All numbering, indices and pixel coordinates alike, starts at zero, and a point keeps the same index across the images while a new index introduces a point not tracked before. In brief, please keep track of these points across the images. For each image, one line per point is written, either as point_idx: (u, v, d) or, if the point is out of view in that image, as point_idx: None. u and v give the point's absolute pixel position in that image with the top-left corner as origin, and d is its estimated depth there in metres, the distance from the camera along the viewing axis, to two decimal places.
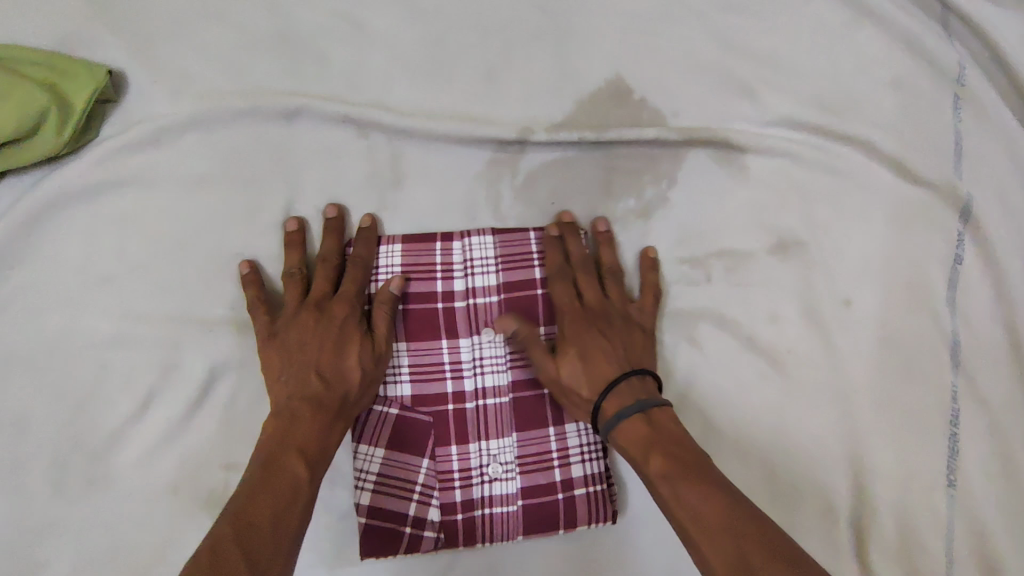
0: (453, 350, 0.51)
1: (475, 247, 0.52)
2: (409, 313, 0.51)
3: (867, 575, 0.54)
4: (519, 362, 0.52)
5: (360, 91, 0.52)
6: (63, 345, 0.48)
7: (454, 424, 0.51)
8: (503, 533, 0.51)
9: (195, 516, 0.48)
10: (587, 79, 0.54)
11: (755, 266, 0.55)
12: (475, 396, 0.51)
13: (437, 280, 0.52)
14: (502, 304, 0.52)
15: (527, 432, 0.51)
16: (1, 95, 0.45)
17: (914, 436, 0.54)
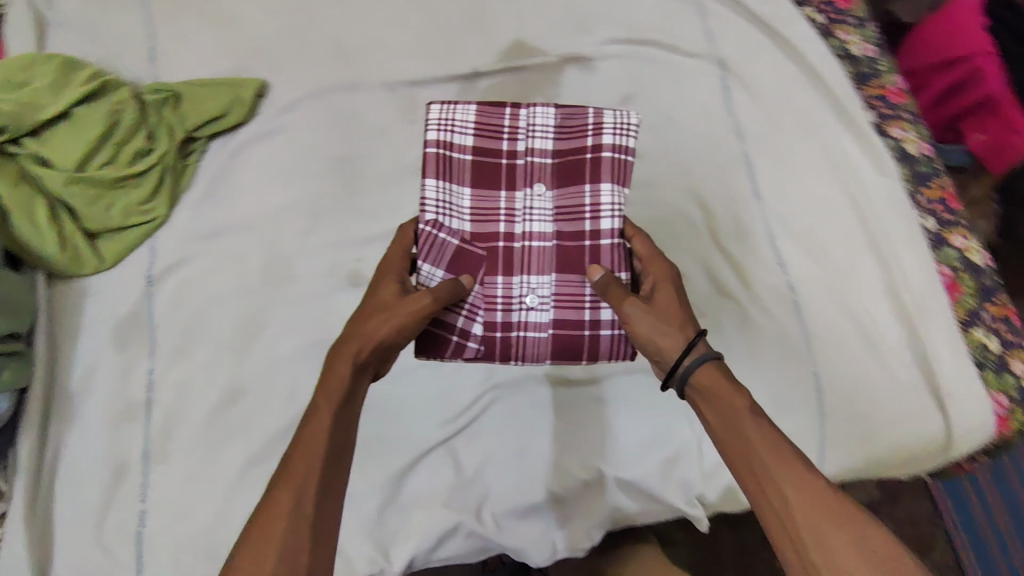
0: (510, 198, 0.74)
1: (539, 116, 0.74)
2: (478, 163, 0.73)
3: (725, 250, 0.93)
4: (561, 218, 0.73)
5: (386, 68, 0.99)
6: (257, 211, 0.89)
7: (501, 259, 0.73)
8: (533, 347, 0.74)
9: (343, 283, 0.87)
10: (502, 41, 1.02)
11: (615, 112, 0.99)
12: (523, 238, 0.73)
13: (505, 141, 0.74)
14: (554, 166, 0.74)
15: (563, 275, 0.73)
16: (216, 95, 0.92)
17: (728, 175, 0.97)
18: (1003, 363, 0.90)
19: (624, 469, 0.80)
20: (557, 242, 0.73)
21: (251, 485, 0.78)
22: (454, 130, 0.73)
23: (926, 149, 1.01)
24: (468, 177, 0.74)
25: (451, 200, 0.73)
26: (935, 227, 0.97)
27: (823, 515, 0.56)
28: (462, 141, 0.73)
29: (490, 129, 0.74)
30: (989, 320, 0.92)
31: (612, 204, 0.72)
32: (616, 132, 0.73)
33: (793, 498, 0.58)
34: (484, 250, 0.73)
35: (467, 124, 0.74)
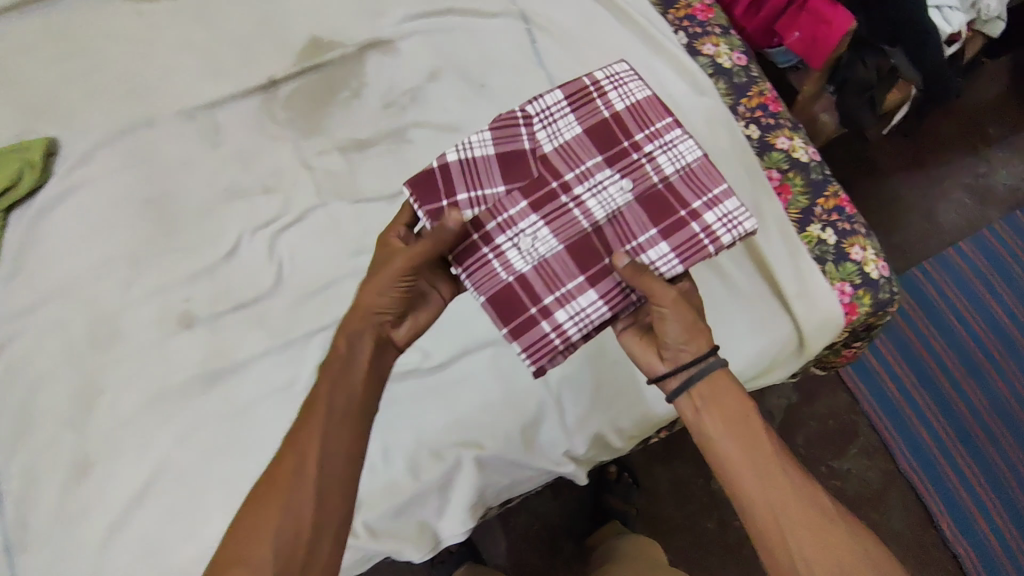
0: (585, 170, 0.70)
1: (680, 147, 0.71)
2: (598, 129, 0.71)
3: None
4: (614, 220, 0.69)
5: (181, 96, 0.95)
6: (71, 275, 0.86)
7: (537, 194, 0.70)
8: (490, 275, 0.69)
9: (175, 327, 0.85)
10: (297, 44, 0.99)
11: (425, 90, 0.97)
12: (572, 196, 0.70)
13: (636, 136, 0.71)
14: (650, 188, 0.70)
15: (566, 255, 0.69)
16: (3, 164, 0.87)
17: None
18: (842, 253, 0.91)
19: (485, 447, 0.79)
20: (593, 232, 0.69)
21: (118, 553, 0.77)
22: (622, 89, 0.73)
23: (740, 58, 1.02)
24: (591, 125, 0.72)
25: (564, 122, 0.72)
26: (759, 134, 0.98)
27: (803, 505, 0.66)
28: (606, 106, 0.73)
29: (625, 121, 0.72)
30: (822, 213, 0.94)
31: (654, 262, 0.68)
32: (725, 222, 0.68)
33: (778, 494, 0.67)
34: (535, 173, 0.71)
35: (621, 102, 0.73)
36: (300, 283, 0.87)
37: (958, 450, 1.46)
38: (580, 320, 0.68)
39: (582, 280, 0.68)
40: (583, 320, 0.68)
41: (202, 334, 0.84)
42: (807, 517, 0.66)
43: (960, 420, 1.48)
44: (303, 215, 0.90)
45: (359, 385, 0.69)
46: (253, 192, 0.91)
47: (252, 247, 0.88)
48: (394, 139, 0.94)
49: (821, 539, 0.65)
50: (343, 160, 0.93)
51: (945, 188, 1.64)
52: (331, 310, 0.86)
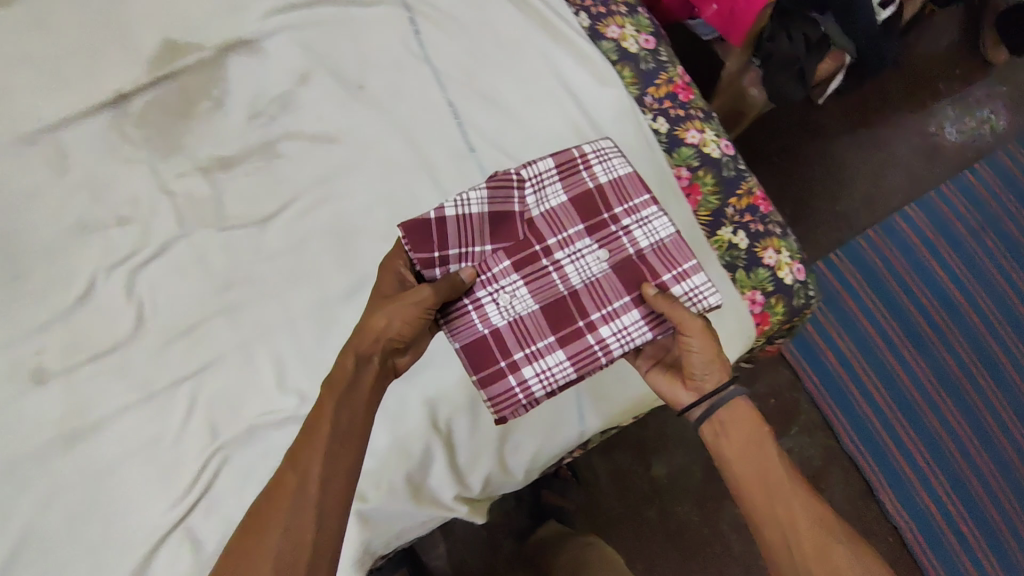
0: (568, 239, 0.75)
1: (655, 222, 0.76)
2: (582, 200, 0.76)
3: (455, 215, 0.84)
4: (589, 284, 0.73)
5: (17, 116, 0.84)
6: None
7: (521, 255, 0.74)
8: (469, 326, 0.72)
9: (26, 383, 0.77)
10: (148, 48, 0.88)
11: (296, 96, 0.87)
12: (553, 260, 0.74)
13: (616, 210, 0.76)
14: (626, 260, 0.74)
15: (542, 315, 0.73)
16: None
17: (435, 135, 0.87)
18: (754, 257, 0.85)
19: (368, 499, 0.74)
20: (568, 296, 0.74)
21: None
22: (607, 163, 0.78)
23: (648, 41, 0.94)
24: (575, 194, 0.77)
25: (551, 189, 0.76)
26: (667, 128, 0.90)
27: (818, 528, 0.69)
28: (592, 178, 0.77)
29: (608, 195, 0.77)
30: (734, 214, 0.87)
31: (622, 328, 0.72)
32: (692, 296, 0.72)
33: (791, 510, 0.70)
34: (521, 236, 0.74)
35: (602, 175, 0.77)
36: (164, 325, 0.80)
37: (902, 425, 1.43)
38: (544, 376, 0.72)
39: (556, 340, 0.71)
40: (546, 376, 0.72)
41: (59, 390, 0.77)
42: (815, 536, 0.68)
43: (905, 393, 1.45)
44: (165, 247, 0.82)
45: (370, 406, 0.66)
46: (107, 224, 0.82)
47: (109, 288, 0.80)
48: (262, 154, 0.85)
49: (822, 555, 0.67)
50: (206, 182, 0.84)
51: (892, 150, 1.57)
52: (199, 354, 0.79)
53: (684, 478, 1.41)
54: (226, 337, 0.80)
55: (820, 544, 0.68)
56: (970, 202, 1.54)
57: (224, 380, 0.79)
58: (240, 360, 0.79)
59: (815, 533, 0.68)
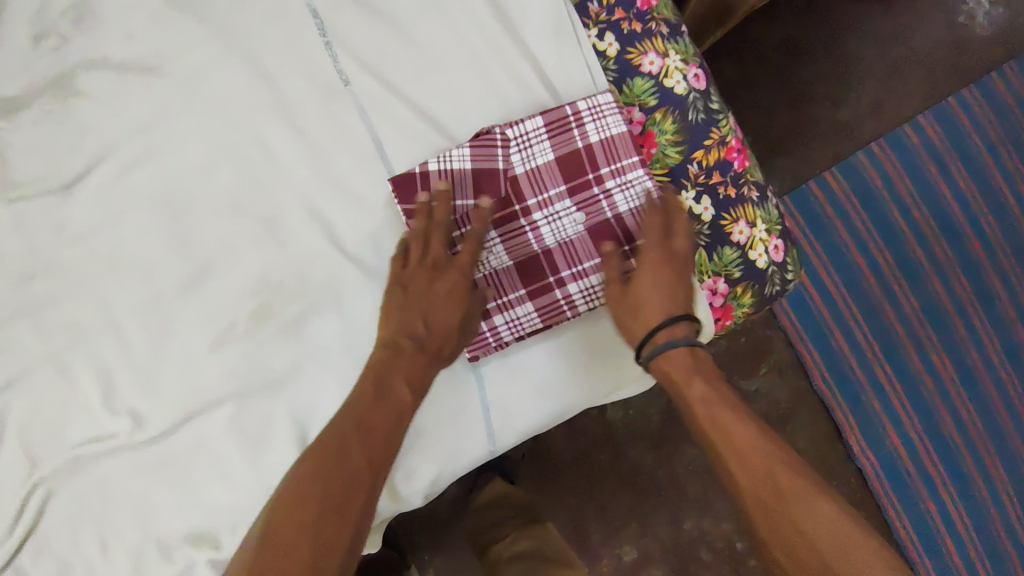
0: (545, 200, 0.62)
1: (637, 183, 0.62)
2: (568, 158, 0.62)
3: (325, 175, 0.63)
4: (564, 248, 0.62)
5: None
6: None
7: (500, 213, 0.61)
8: None
9: None
10: None
11: (96, 5, 0.63)
12: (527, 222, 0.62)
13: (604, 169, 0.62)
14: (602, 225, 0.62)
15: (520, 273, 0.62)
16: None
17: (295, 60, 0.64)
18: (719, 233, 0.65)
19: (222, 547, 0.61)
20: (544, 254, 0.62)
21: None
22: (601, 120, 0.62)
23: None
24: (564, 152, 0.62)
25: (536, 136, 0.61)
26: (616, 50, 0.67)
27: (800, 487, 0.47)
28: (583, 133, 0.61)
29: (596, 152, 0.62)
30: (699, 173, 0.66)
31: (591, 292, 0.62)
32: None
33: (743, 463, 0.50)
34: (503, 193, 0.61)
35: (599, 129, 0.62)
36: None
37: (879, 361, 1.26)
38: (512, 334, 0.63)
39: (526, 293, 0.62)
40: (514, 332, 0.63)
41: None
42: (803, 503, 0.46)
43: (887, 330, 1.27)
44: None
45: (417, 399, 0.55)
46: None
47: None
48: (56, 92, 0.62)
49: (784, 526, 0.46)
50: None
51: (911, 44, 1.30)
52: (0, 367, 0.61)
53: (639, 422, 1.27)
54: (32, 346, 0.62)
55: (815, 513, 0.46)
56: (992, 111, 1.31)
57: (32, 399, 0.61)
58: (52, 373, 0.61)
59: (800, 496, 0.47)
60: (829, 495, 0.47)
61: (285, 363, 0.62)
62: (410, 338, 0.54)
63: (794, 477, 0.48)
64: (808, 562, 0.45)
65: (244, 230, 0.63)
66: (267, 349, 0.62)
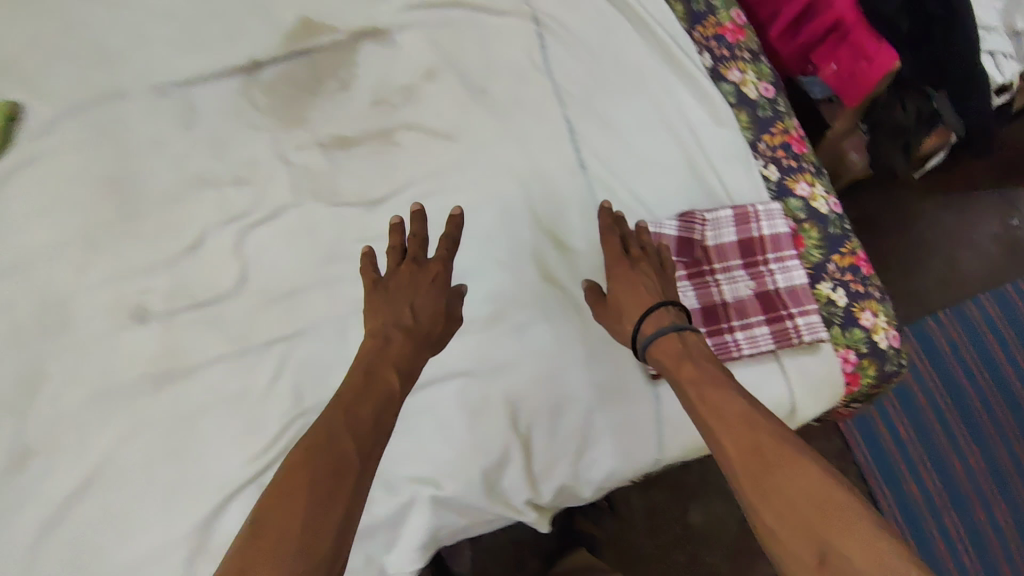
0: (727, 268, 0.83)
1: (794, 269, 0.84)
2: (747, 241, 0.83)
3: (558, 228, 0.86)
4: (738, 305, 0.82)
5: (156, 69, 0.87)
6: (27, 255, 0.81)
7: (692, 270, 0.82)
8: None
9: (127, 322, 0.80)
10: (285, 22, 0.89)
11: (418, 88, 0.89)
12: (712, 282, 0.82)
13: (771, 254, 0.84)
14: (768, 294, 0.83)
15: (703, 315, 0.81)
16: None
17: (549, 147, 0.88)
18: (851, 316, 0.85)
19: (443, 487, 0.76)
20: (723, 306, 0.81)
21: (48, 555, 0.73)
22: (773, 220, 0.85)
23: (767, 89, 0.95)
24: (744, 237, 0.84)
25: (725, 221, 0.84)
26: (777, 177, 0.91)
27: (787, 453, 0.55)
28: (758, 226, 0.84)
29: (766, 241, 0.84)
30: (836, 271, 0.87)
31: (756, 340, 0.81)
32: (810, 329, 0.82)
33: (730, 432, 0.59)
34: (697, 258, 0.82)
35: (768, 226, 0.84)
36: (263, 286, 0.82)
37: (946, 508, 1.34)
38: None
39: (705, 332, 0.80)
40: None
41: (155, 332, 0.80)
42: (784, 465, 0.55)
43: (954, 480, 1.36)
44: (276, 213, 0.84)
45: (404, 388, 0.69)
46: (224, 181, 0.85)
47: (218, 241, 0.83)
48: (380, 140, 0.87)
49: (773, 479, 0.54)
50: (324, 158, 0.86)
51: (972, 240, 1.55)
52: (295, 320, 0.81)
53: (714, 526, 1.35)
54: (323, 310, 0.82)
55: (793, 469, 0.54)
56: None
57: (313, 349, 0.81)
58: (333, 333, 0.81)
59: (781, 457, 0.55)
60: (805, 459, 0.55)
61: (505, 356, 0.81)
62: (400, 323, 0.71)
63: (780, 442, 0.57)
64: (788, 519, 0.52)
65: (492, 256, 0.84)
66: (494, 343, 0.81)
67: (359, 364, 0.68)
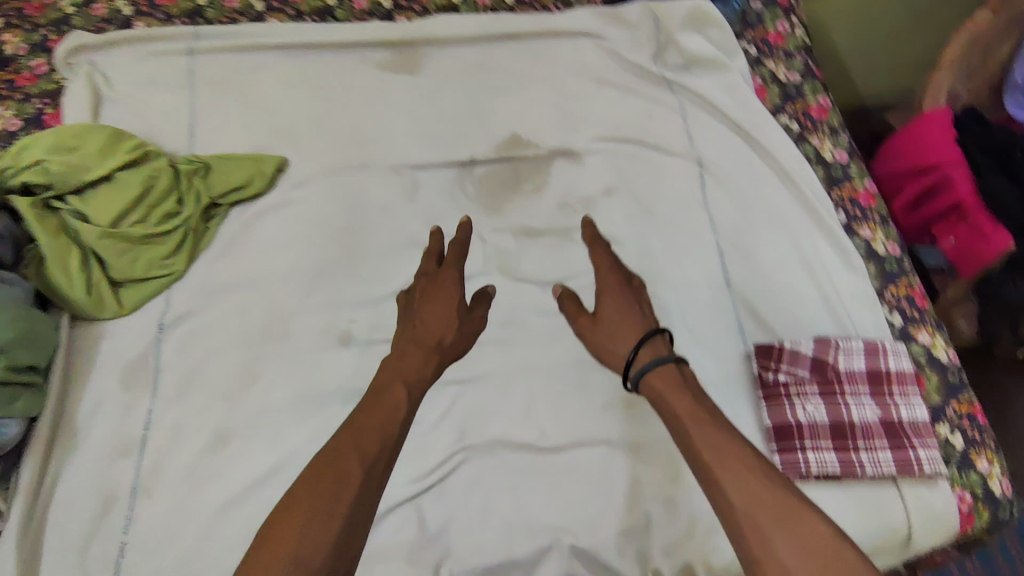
0: (856, 391, 0.92)
1: (916, 405, 0.93)
2: (874, 372, 0.93)
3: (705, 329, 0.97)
4: (865, 426, 0.90)
5: (394, 153, 1.09)
6: (265, 273, 0.99)
7: (825, 389, 0.92)
8: (778, 413, 0.90)
9: (334, 342, 0.95)
10: (500, 136, 1.12)
11: (597, 200, 1.07)
12: (843, 401, 0.91)
13: (895, 387, 0.93)
14: (892, 423, 0.91)
15: (833, 431, 0.89)
16: (247, 167, 1.04)
17: (702, 264, 1.03)
18: (967, 459, 0.93)
19: (580, 538, 0.85)
20: (852, 425, 0.90)
21: (226, 529, 0.84)
22: (898, 358, 0.95)
23: (894, 248, 1.09)
24: (872, 368, 0.94)
25: (856, 350, 0.94)
26: (901, 323, 1.02)
27: (791, 507, 0.63)
28: (885, 361, 0.94)
29: (891, 374, 0.94)
30: (953, 415, 0.96)
31: (880, 462, 0.88)
32: (931, 462, 0.89)
33: (732, 481, 0.66)
34: (830, 377, 0.92)
35: (893, 362, 0.94)
36: None
37: None
38: (819, 468, 0.87)
39: (833, 446, 0.88)
40: (820, 467, 0.87)
41: (353, 356, 0.94)
42: (786, 517, 0.62)
43: None
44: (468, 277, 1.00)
45: (414, 395, 0.77)
46: None
47: None
48: (562, 234, 1.04)
49: (781, 529, 0.62)
50: (513, 242, 1.04)
51: None
52: (467, 369, 0.94)
53: None
54: (494, 363, 0.95)
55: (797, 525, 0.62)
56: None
57: (481, 395, 0.93)
58: (500, 385, 0.93)
59: (785, 512, 0.63)
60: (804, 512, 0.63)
61: (646, 434, 0.92)
62: (411, 334, 0.84)
63: (781, 496, 0.64)
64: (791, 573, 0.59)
65: None
66: (638, 421, 0.92)
67: (374, 382, 0.77)
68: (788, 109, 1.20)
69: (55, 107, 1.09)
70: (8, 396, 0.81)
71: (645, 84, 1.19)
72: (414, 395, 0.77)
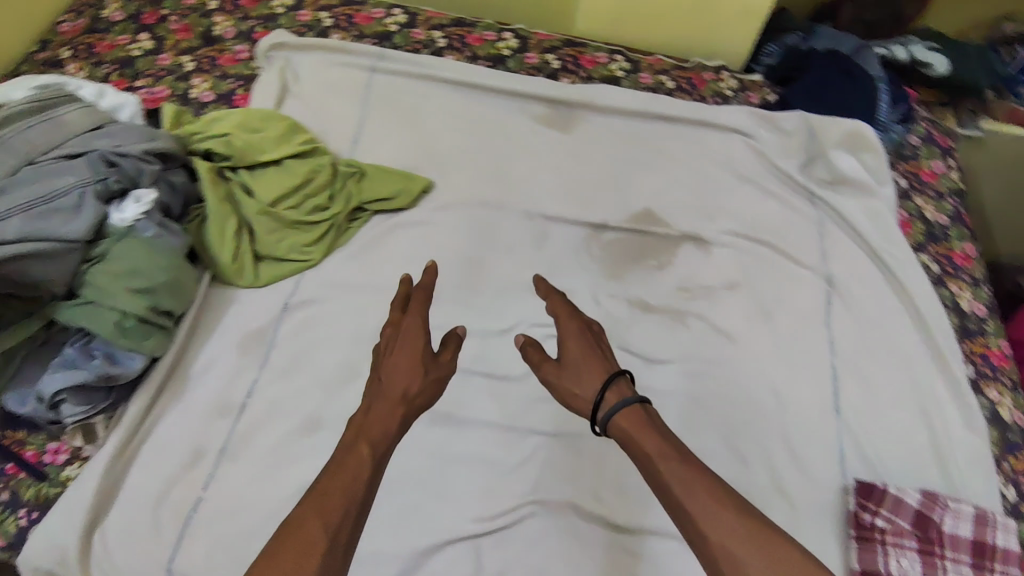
0: (956, 559, 0.85)
1: None
2: (980, 543, 0.86)
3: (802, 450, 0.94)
4: None
5: (532, 202, 1.14)
6: (391, 283, 1.04)
7: (923, 547, 0.86)
8: (867, 559, 0.85)
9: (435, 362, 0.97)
10: (634, 209, 1.15)
11: (718, 292, 1.07)
12: (940, 566, 0.85)
13: (1000, 567, 0.86)
14: None
15: None
16: (399, 182, 1.11)
17: (811, 382, 1.00)
18: None
19: None
20: None
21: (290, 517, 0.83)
22: (1010, 537, 0.87)
23: (1020, 417, 1.02)
24: (978, 539, 0.87)
25: (963, 515, 0.88)
26: (1015, 499, 0.95)
27: (765, 534, 0.60)
28: (994, 535, 0.87)
29: (998, 551, 0.86)
30: None
31: None
32: None
33: (702, 508, 0.62)
34: (930, 536, 0.86)
35: (1003, 539, 0.87)
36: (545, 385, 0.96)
37: None
38: None
39: None
40: None
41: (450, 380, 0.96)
42: (762, 543, 0.59)
43: None
44: (576, 334, 1.01)
45: (381, 454, 0.67)
46: None
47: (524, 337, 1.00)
48: (676, 317, 1.04)
49: (759, 556, 0.59)
50: (626, 311, 1.04)
51: None
52: (556, 424, 0.93)
53: None
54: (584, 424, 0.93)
55: (774, 551, 0.59)
56: None
57: (565, 453, 0.91)
58: (586, 448, 0.91)
59: (763, 539, 0.60)
60: (780, 538, 0.60)
61: None
62: (380, 385, 0.73)
63: (755, 522, 0.61)
64: None
65: (736, 447, 0.93)
66: None
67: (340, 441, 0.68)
68: (930, 248, 1.17)
69: (245, 89, 1.20)
70: (144, 332, 0.86)
71: (789, 192, 1.19)
72: (381, 454, 0.67)
